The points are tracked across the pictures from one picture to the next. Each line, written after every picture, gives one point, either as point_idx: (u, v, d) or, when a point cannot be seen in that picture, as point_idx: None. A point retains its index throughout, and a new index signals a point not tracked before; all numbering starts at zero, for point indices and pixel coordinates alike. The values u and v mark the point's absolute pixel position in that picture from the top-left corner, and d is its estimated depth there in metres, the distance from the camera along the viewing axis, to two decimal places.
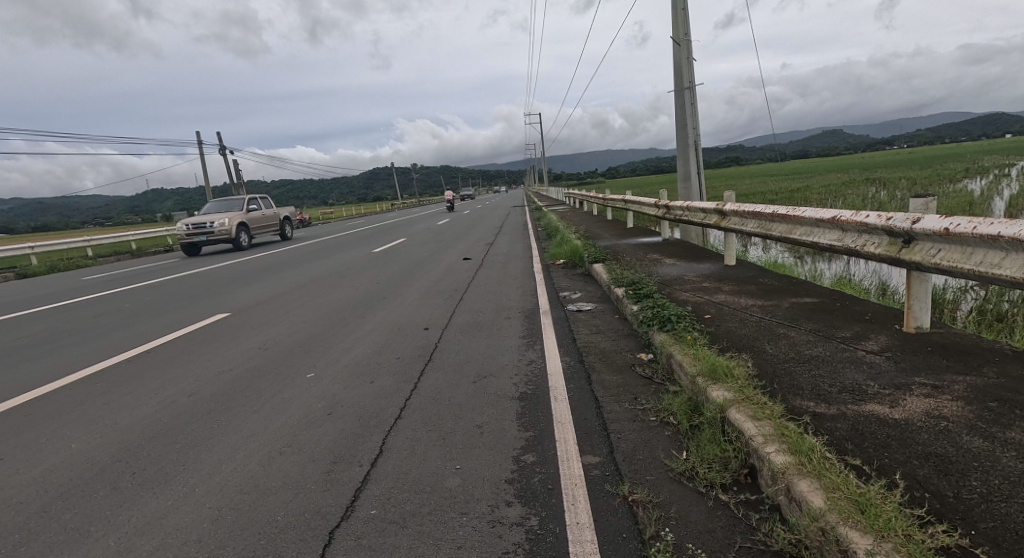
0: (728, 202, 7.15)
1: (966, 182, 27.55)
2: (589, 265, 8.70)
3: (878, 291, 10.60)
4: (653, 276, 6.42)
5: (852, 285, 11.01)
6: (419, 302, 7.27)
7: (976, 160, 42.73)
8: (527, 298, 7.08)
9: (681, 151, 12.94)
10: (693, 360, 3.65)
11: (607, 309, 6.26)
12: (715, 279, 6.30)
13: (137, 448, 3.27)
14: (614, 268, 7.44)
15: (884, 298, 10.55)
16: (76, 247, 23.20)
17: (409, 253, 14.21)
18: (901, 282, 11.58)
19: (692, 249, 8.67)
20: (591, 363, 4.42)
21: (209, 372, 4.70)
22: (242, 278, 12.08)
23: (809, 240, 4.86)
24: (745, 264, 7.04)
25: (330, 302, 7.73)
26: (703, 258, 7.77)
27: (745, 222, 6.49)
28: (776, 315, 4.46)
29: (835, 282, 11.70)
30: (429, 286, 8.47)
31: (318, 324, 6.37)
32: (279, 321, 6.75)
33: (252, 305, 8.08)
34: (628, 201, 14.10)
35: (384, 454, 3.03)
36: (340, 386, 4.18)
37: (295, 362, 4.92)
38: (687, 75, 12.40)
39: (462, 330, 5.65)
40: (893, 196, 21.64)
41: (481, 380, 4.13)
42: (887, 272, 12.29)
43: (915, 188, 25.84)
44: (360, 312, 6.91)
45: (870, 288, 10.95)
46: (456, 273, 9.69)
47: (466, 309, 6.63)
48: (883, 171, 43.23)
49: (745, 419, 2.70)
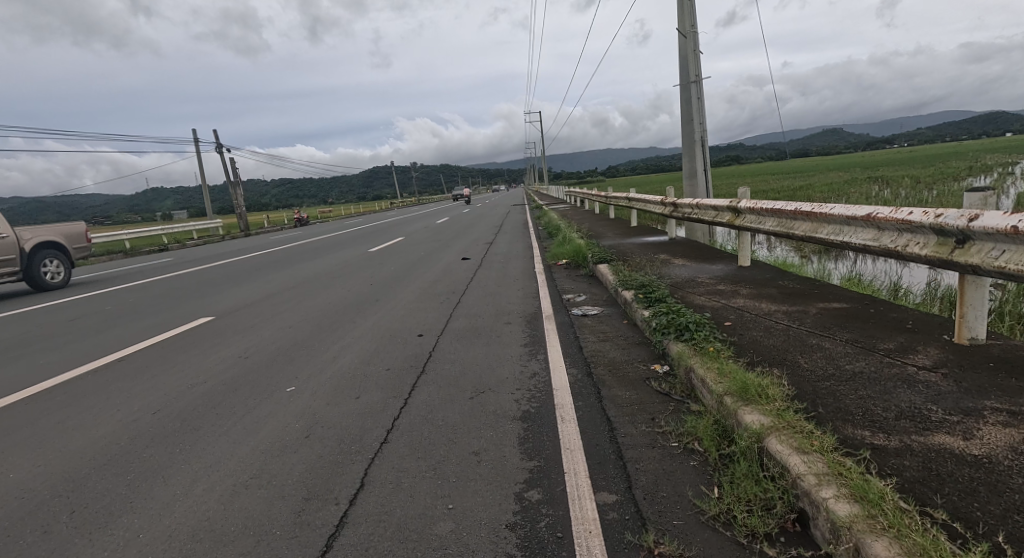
0: (741, 198, 6.72)
1: (971, 181, 27.17)
2: (594, 266, 8.29)
3: (890, 291, 10.19)
4: (664, 279, 6.00)
5: (866, 287, 10.55)
6: (414, 305, 6.84)
7: (979, 160, 42.26)
8: (529, 302, 6.66)
9: (686, 148, 12.52)
10: (718, 377, 3.22)
11: (615, 314, 5.83)
12: (730, 281, 5.88)
13: (81, 481, 2.85)
14: (621, 269, 7.02)
15: (896, 299, 10.14)
16: None
17: (407, 252, 13.78)
18: (912, 282, 11.18)
19: (701, 249, 8.26)
20: (601, 376, 4.00)
21: (180, 386, 4.28)
22: (233, 278, 11.65)
23: (838, 240, 4.43)
24: (760, 265, 6.62)
25: (320, 305, 7.30)
26: (714, 259, 7.35)
27: (762, 220, 6.06)
28: (805, 323, 4.04)
29: (844, 281, 11.30)
30: (426, 288, 8.04)
31: (305, 330, 5.95)
32: (264, 326, 6.32)
33: (238, 308, 7.65)
34: (632, 199, 13.67)
35: (364, 490, 2.62)
36: (321, 403, 3.75)
37: (276, 374, 4.49)
38: (694, 68, 11.96)
39: (459, 338, 5.23)
40: (899, 195, 21.23)
41: (478, 396, 3.71)
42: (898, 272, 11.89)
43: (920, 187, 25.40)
44: (350, 316, 6.48)
45: (881, 289, 10.54)
46: (453, 273, 9.27)
47: (464, 313, 6.20)
48: (885, 170, 42.83)
49: (791, 452, 2.28)
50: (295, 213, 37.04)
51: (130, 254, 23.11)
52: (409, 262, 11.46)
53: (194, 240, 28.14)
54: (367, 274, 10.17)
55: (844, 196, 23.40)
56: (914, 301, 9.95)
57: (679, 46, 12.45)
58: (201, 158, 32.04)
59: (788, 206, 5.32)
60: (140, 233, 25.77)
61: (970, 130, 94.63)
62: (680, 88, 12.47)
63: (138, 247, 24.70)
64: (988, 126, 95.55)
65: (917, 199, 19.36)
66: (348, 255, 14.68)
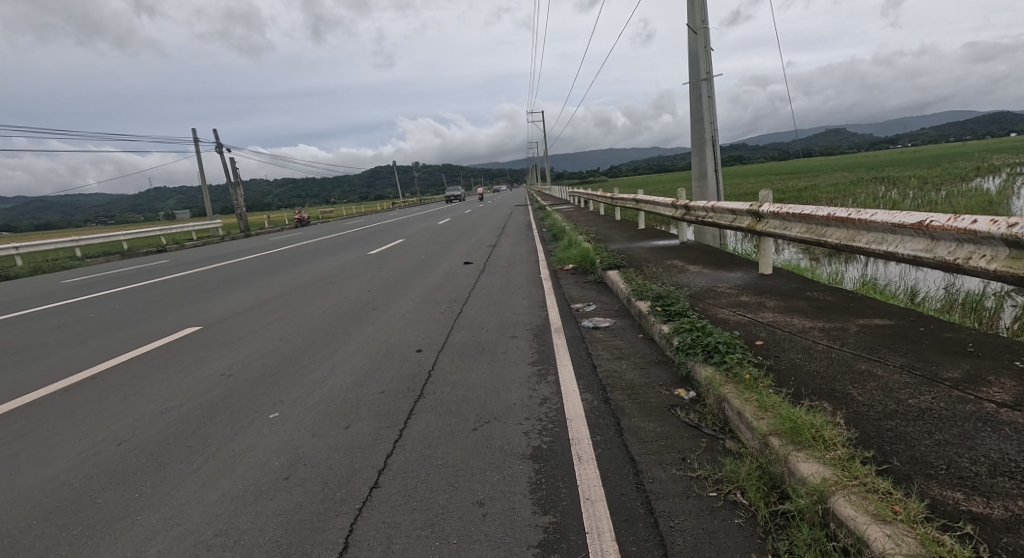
0: (763, 202, 6.29)
1: (980, 182, 26.72)
2: (603, 273, 7.86)
3: (908, 296, 9.75)
4: (681, 289, 5.58)
5: (882, 291, 10.09)
6: (414, 315, 6.43)
7: (985, 159, 41.76)
8: (535, 312, 6.24)
9: (695, 149, 12.09)
10: (759, 411, 2.80)
11: (629, 327, 5.40)
12: (753, 292, 5.45)
13: (21, 538, 2.44)
14: (633, 277, 6.60)
15: (914, 303, 9.70)
16: (64, 247, 22.51)
17: (407, 256, 13.37)
18: (930, 287, 10.73)
19: (716, 254, 7.83)
20: (619, 403, 3.59)
21: (152, 410, 3.87)
22: (227, 283, 11.26)
23: (882, 250, 4.02)
24: (782, 273, 6.19)
25: (314, 315, 6.88)
26: (731, 266, 6.92)
27: (787, 225, 5.63)
28: (847, 343, 3.61)
29: (859, 285, 10.86)
30: (427, 295, 7.63)
31: (296, 344, 5.53)
32: (252, 338, 5.90)
33: (227, 318, 7.23)
34: (639, 201, 13.24)
35: (349, 554, 2.21)
36: (306, 434, 3.33)
37: (260, 396, 4.08)
38: (705, 65, 11.53)
39: (462, 354, 4.80)
40: (907, 196, 20.82)
41: (482, 427, 3.30)
42: (914, 276, 11.44)
43: (930, 187, 24.95)
44: (345, 328, 6.06)
45: (899, 293, 10.10)
46: (455, 279, 8.87)
47: (467, 325, 5.78)
48: (890, 171, 42.44)
49: (869, 522, 1.86)
50: (296, 214, 36.77)
51: (127, 255, 22.78)
52: (409, 266, 11.06)
53: (193, 241, 27.82)
54: (366, 279, 9.75)
55: (851, 196, 22.98)
56: (933, 306, 9.51)
57: (688, 42, 12.02)
58: (201, 158, 31.74)
59: (819, 211, 4.90)
60: (139, 233, 25.50)
61: (975, 130, 94.02)
62: (690, 87, 12.04)
63: (137, 248, 24.41)
64: (993, 126, 94.94)
65: (927, 199, 18.93)
66: (347, 258, 14.31)
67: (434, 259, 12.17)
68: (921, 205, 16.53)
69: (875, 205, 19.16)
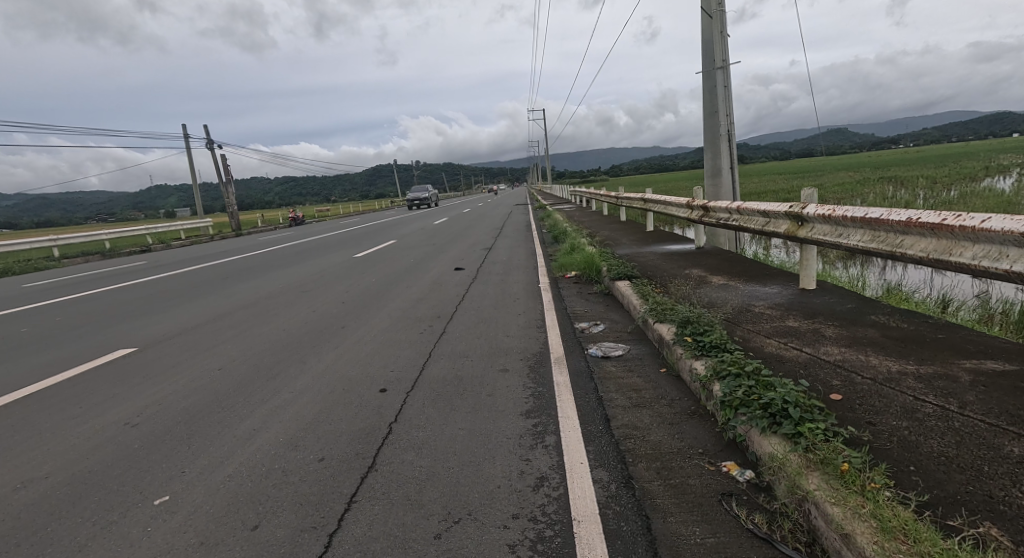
0: (806, 202, 5.23)
1: (990, 181, 25.85)
2: (612, 284, 6.82)
3: (940, 304, 8.73)
4: (712, 309, 4.54)
5: (914, 299, 9.06)
6: (386, 338, 5.40)
7: (990, 159, 41.03)
8: (532, 335, 5.20)
9: (708, 144, 11.01)
10: (883, 538, 1.75)
11: (649, 359, 4.35)
12: (800, 314, 4.41)
13: None
14: (650, 292, 5.56)
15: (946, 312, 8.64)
16: (42, 246, 21.45)
17: (396, 259, 12.34)
18: (963, 294, 9.68)
19: (740, 263, 6.81)
20: (647, 487, 2.54)
21: (5, 485, 2.86)
22: (193, 289, 10.22)
23: (1004, 268, 2.98)
24: (829, 289, 5.16)
25: (271, 334, 5.84)
26: (764, 279, 5.84)
27: (841, 231, 4.58)
28: (967, 401, 2.56)
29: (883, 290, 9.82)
30: (409, 309, 6.60)
31: (236, 376, 4.48)
32: (189, 366, 4.88)
33: (172, 336, 6.18)
34: (649, 200, 12.18)
35: None
36: (192, 542, 2.30)
37: (156, 461, 3.03)
38: (720, 52, 10.44)
39: (435, 397, 3.75)
40: (918, 195, 19.92)
41: (448, 533, 2.27)
42: (943, 283, 10.41)
43: (940, 187, 23.86)
44: (301, 354, 5.01)
45: (929, 301, 9.06)
46: (443, 288, 7.87)
47: (447, 353, 4.73)
48: (892, 170, 41.65)
49: None
50: (290, 213, 35.51)
51: (109, 255, 21.71)
52: (396, 272, 10.06)
53: (180, 240, 26.70)
54: (343, 287, 8.73)
55: (861, 196, 21.80)
56: (969, 317, 8.47)
57: (702, 28, 10.95)
58: (189, 153, 30.47)
59: (891, 215, 3.86)
60: (122, 232, 24.32)
61: (979, 129, 93.04)
62: (703, 77, 10.98)
63: (120, 248, 23.34)
64: (997, 125, 93.63)
65: (941, 198, 17.85)
66: (333, 261, 13.30)
67: (424, 263, 11.14)
68: (938, 204, 15.51)
69: (889, 204, 18.25)
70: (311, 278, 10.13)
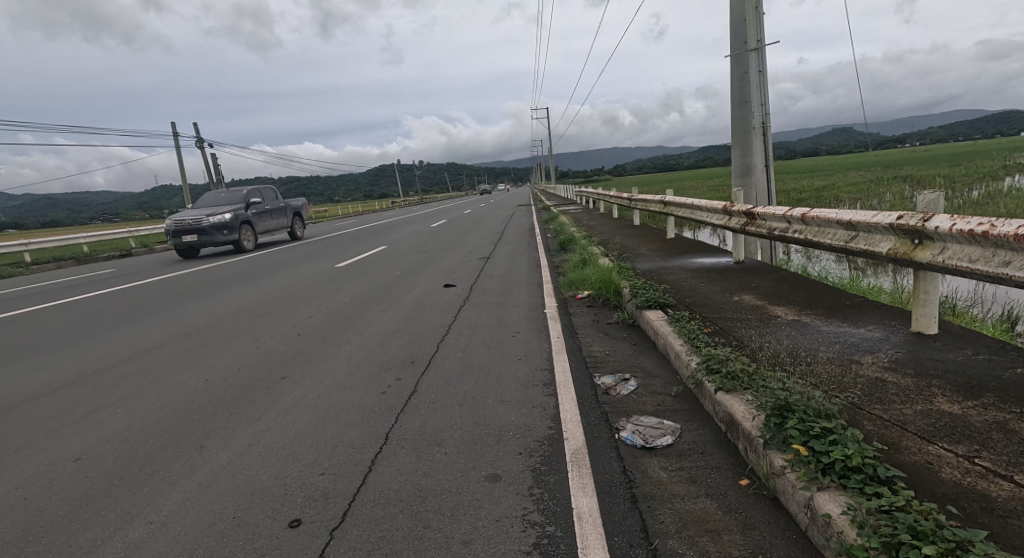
0: (926, 212, 3.65)
1: (1013, 178, 24.57)
2: (641, 316, 5.27)
3: (1014, 320, 7.24)
4: (811, 380, 2.98)
5: (987, 315, 7.55)
6: (335, 399, 3.91)
7: (1004, 158, 39.76)
8: (538, 400, 3.70)
9: (738, 139, 9.40)
10: None
11: (719, 459, 2.82)
12: (952, 386, 2.86)
13: None
14: (701, 340, 4.00)
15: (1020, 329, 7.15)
16: (13, 251, 19.98)
17: (381, 270, 10.86)
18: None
19: (806, 289, 5.28)
20: None
21: None
22: (139, 305, 8.73)
23: None
24: (956, 335, 3.64)
25: (186, 389, 4.36)
26: (852, 316, 4.26)
27: (1009, 259, 3.01)
28: None
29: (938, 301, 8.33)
30: (376, 349, 5.08)
31: (91, 478, 2.99)
32: (37, 451, 3.36)
33: (60, 385, 4.69)
34: (670, 203, 10.63)
35: None
36: None
37: None
38: (753, 31, 8.79)
39: (373, 548, 2.26)
40: (943, 195, 18.56)
41: None
42: (1004, 293, 8.92)
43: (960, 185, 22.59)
44: (207, 430, 3.53)
45: (998, 315, 7.56)
46: (427, 314, 6.39)
47: (409, 438, 3.22)
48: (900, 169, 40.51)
49: None
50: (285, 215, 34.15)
51: (85, 261, 20.28)
52: (376, 288, 8.59)
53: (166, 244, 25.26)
54: (309, 309, 7.24)
55: (885, 196, 19.96)
56: None
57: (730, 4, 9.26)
58: (179, 153, 29.11)
59: None
60: (100, 236, 22.74)
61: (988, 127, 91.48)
62: (731, 63, 9.23)
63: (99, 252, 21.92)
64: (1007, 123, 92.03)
65: (969, 197, 16.55)
66: (313, 270, 11.85)
67: (412, 276, 9.63)
68: (974, 203, 14.12)
69: (917, 202, 16.92)
70: (277, 296, 8.65)
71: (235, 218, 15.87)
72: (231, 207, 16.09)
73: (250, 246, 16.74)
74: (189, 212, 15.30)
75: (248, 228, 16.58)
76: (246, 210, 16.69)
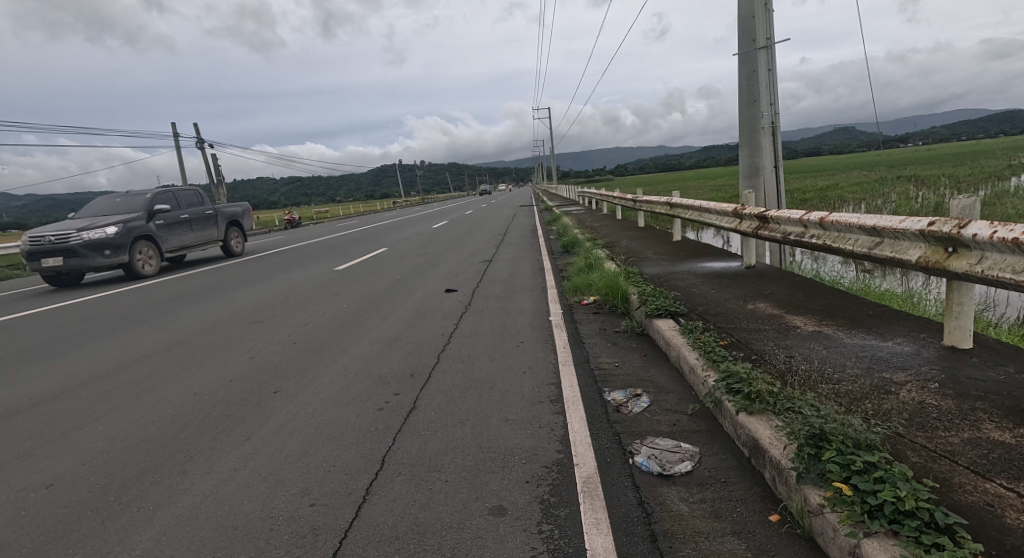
0: (961, 219, 3.39)
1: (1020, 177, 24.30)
2: (652, 325, 5.03)
3: None
4: (844, 403, 2.74)
5: (1007, 321, 7.30)
6: (329, 418, 3.67)
7: (1010, 158, 39.45)
8: (545, 419, 3.47)
9: (746, 139, 9.13)
10: None
11: (744, 490, 2.58)
12: (999, 410, 2.62)
13: None
14: (717, 354, 3.76)
15: None
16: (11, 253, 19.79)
17: (382, 274, 10.63)
18: None
19: (825, 297, 5.03)
20: None
21: None
22: (134, 309, 8.52)
23: None
24: (992, 350, 3.40)
25: (172, 404, 4.13)
26: (878, 328, 4.01)
27: None
28: None
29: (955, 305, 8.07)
30: (374, 360, 4.85)
31: (61, 508, 2.75)
32: (9, 476, 3.13)
33: (43, 398, 4.46)
34: (676, 205, 10.39)
35: None
36: None
37: None
38: (762, 28, 8.52)
39: None
40: (950, 194, 18.32)
41: None
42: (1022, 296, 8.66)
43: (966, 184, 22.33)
44: (192, 451, 3.30)
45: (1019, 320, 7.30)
46: (427, 322, 6.16)
47: (408, 463, 2.99)
48: (905, 169, 40.24)
49: None
50: (286, 215, 33.94)
51: None
52: (376, 293, 8.36)
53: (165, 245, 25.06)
54: (306, 316, 7.01)
55: (888, 196, 19.72)
56: None
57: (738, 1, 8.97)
58: (179, 153, 28.94)
59: None
60: None
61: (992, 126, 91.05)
62: (740, 61, 8.92)
63: None
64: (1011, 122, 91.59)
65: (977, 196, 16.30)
66: (313, 273, 11.63)
67: (413, 280, 9.40)
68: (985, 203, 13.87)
69: (924, 201, 16.68)
70: (274, 300, 8.42)
71: (124, 233, 11.26)
72: (125, 217, 11.64)
73: (153, 272, 11.88)
74: (68, 225, 11.21)
75: (140, 247, 11.56)
76: (153, 222, 12.18)
